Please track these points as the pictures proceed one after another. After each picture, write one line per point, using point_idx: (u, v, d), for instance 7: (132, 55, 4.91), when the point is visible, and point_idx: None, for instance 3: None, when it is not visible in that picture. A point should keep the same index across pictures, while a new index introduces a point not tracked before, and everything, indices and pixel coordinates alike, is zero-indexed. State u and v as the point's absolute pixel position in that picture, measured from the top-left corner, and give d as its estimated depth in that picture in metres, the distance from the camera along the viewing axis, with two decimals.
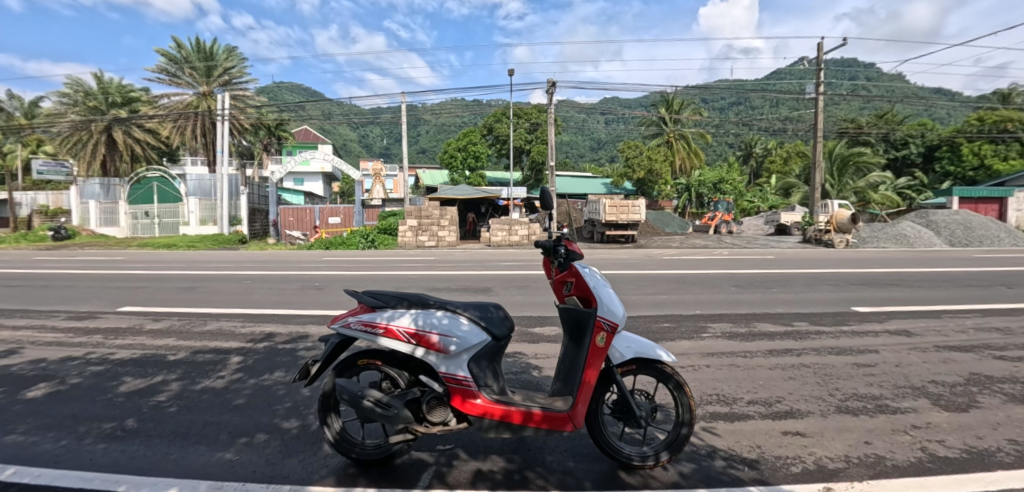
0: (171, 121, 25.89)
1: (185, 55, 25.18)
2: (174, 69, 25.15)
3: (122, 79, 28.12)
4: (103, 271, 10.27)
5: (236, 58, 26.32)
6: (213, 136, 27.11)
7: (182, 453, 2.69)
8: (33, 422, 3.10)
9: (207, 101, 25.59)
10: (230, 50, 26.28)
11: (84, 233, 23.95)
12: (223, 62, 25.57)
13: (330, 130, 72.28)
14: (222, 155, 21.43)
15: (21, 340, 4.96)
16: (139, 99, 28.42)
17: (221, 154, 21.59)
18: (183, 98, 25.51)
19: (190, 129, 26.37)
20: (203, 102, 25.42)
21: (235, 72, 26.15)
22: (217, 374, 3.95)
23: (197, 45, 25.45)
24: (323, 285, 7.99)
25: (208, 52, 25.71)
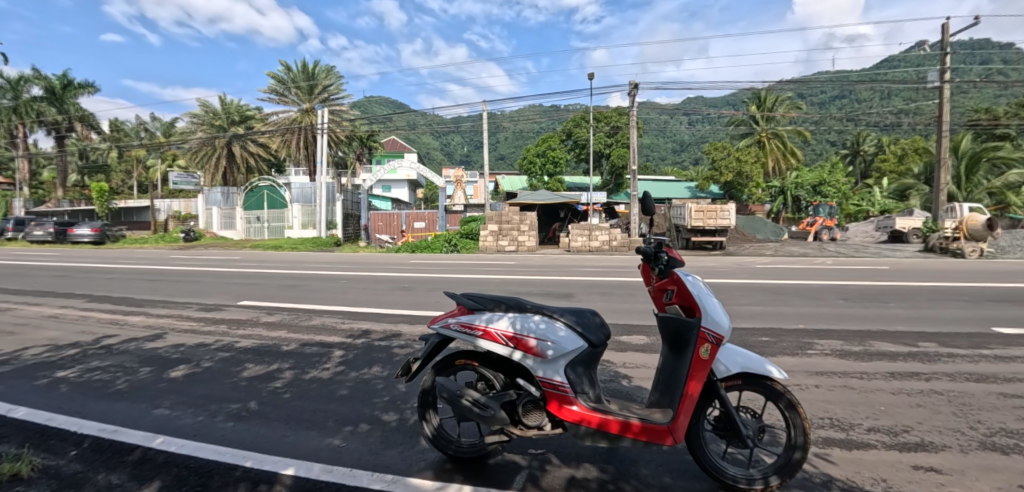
0: (280, 135, 28.94)
1: (291, 76, 27.92)
2: (283, 89, 27.94)
3: (240, 100, 31.95)
4: (229, 268, 11.76)
5: (334, 76, 28.72)
6: (313, 148, 29.81)
7: (296, 436, 2.96)
8: (177, 398, 3.60)
9: (309, 116, 28.24)
10: (329, 69, 28.71)
11: (208, 235, 27.47)
12: (323, 81, 28.09)
13: (415, 140, 76.54)
14: (319, 165, 23.31)
15: (165, 327, 5.79)
16: (253, 116, 32.11)
17: (321, 164, 23.57)
18: (289, 114, 28.38)
19: (294, 142, 29.27)
20: (306, 117, 28.10)
21: (333, 89, 28.61)
22: (323, 365, 4.31)
23: (301, 66, 28.08)
24: (412, 286, 8.44)
25: (310, 72, 28.34)
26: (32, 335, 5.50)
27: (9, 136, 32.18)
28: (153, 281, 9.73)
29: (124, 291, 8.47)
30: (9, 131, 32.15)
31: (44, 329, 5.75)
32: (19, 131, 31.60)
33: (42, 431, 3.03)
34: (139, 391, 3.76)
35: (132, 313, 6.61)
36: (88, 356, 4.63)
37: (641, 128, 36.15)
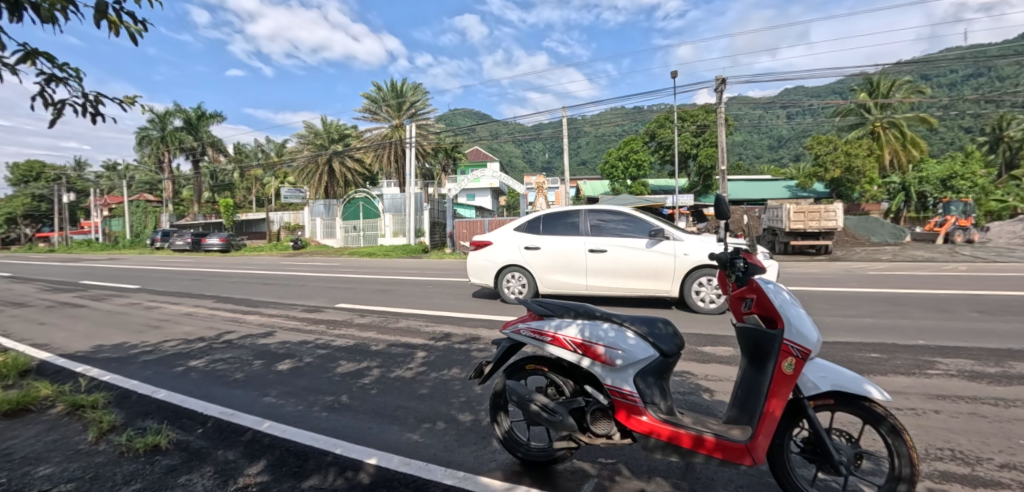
0: (374, 151, 31.29)
1: (382, 95, 30.13)
2: (375, 108, 30.23)
3: (338, 120, 35.13)
4: (330, 273, 13.00)
5: (421, 92, 30.50)
6: (402, 161, 31.85)
7: (380, 428, 3.20)
8: (282, 388, 4.06)
9: (398, 131, 30.30)
10: (416, 86, 30.51)
11: (313, 243, 30.52)
12: (410, 98, 30.00)
13: (497, 149, 78.76)
14: (407, 178, 24.82)
15: (275, 325, 6.56)
16: (349, 134, 35.17)
17: (410, 176, 25.01)
18: (381, 131, 30.62)
19: (386, 156, 31.48)
20: (395, 133, 30.20)
21: (420, 105, 30.41)
22: (407, 365, 4.59)
23: (391, 85, 30.16)
24: (493, 292, 8.69)
25: (399, 91, 30.36)
26: (173, 329, 6.53)
27: (160, 161, 38.31)
28: (268, 284, 11.06)
29: (245, 293, 9.72)
30: (161, 157, 38.35)
31: (182, 325, 6.80)
32: (168, 157, 37.54)
33: (177, 411, 3.59)
34: (252, 381, 4.29)
35: (250, 312, 7.57)
36: (214, 349, 5.39)
37: (731, 125, 33.85)
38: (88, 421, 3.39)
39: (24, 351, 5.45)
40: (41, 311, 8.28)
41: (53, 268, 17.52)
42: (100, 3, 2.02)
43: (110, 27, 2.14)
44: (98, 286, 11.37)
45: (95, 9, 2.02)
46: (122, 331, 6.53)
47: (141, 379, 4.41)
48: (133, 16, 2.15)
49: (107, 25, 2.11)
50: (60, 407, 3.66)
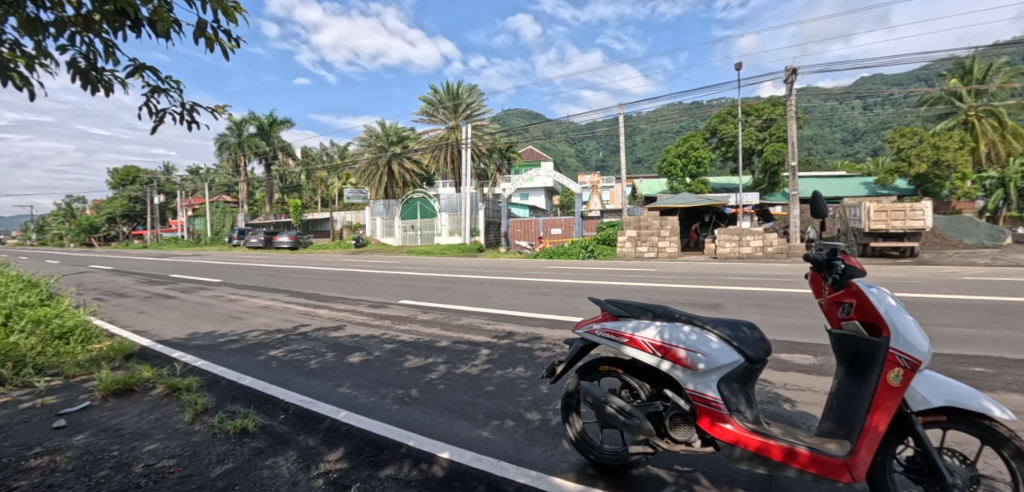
0: (431, 152, 32.04)
1: (439, 98, 30.94)
2: (432, 110, 31.07)
3: (397, 123, 36.46)
4: (393, 271, 13.50)
5: (476, 94, 31.02)
6: (457, 161, 32.56)
7: (450, 424, 3.28)
8: (355, 380, 4.25)
9: (454, 132, 30.92)
10: (471, 88, 31.06)
11: (374, 242, 31.91)
12: (466, 99, 30.62)
13: (550, 148, 78.64)
14: (463, 178, 25.26)
15: (345, 319, 6.90)
16: (407, 136, 36.47)
17: (466, 177, 25.39)
18: (438, 132, 31.40)
19: (443, 157, 32.30)
20: (452, 134, 30.84)
21: (475, 106, 30.92)
22: (472, 362, 4.67)
23: (447, 88, 30.84)
24: (552, 291, 8.65)
25: (454, 93, 30.99)
26: (253, 320, 7.05)
27: (237, 165, 41.43)
28: (336, 280, 11.68)
29: (315, 288, 10.32)
30: (237, 162, 41.49)
31: (261, 317, 7.30)
32: (243, 161, 40.60)
33: (262, 397, 3.86)
34: (327, 371, 4.54)
35: (321, 306, 8.01)
36: (291, 340, 5.76)
37: (801, 118, 31.71)
38: (184, 403, 3.72)
39: (128, 337, 6.08)
40: (142, 301, 9.22)
41: (150, 262, 19.50)
42: (200, 22, 2.21)
43: (208, 42, 2.34)
44: (188, 280, 12.50)
45: (196, 26, 2.21)
46: (210, 320, 7.15)
47: (228, 366, 4.79)
48: (227, 32, 2.35)
49: (206, 41, 2.31)
50: (160, 388, 4.05)
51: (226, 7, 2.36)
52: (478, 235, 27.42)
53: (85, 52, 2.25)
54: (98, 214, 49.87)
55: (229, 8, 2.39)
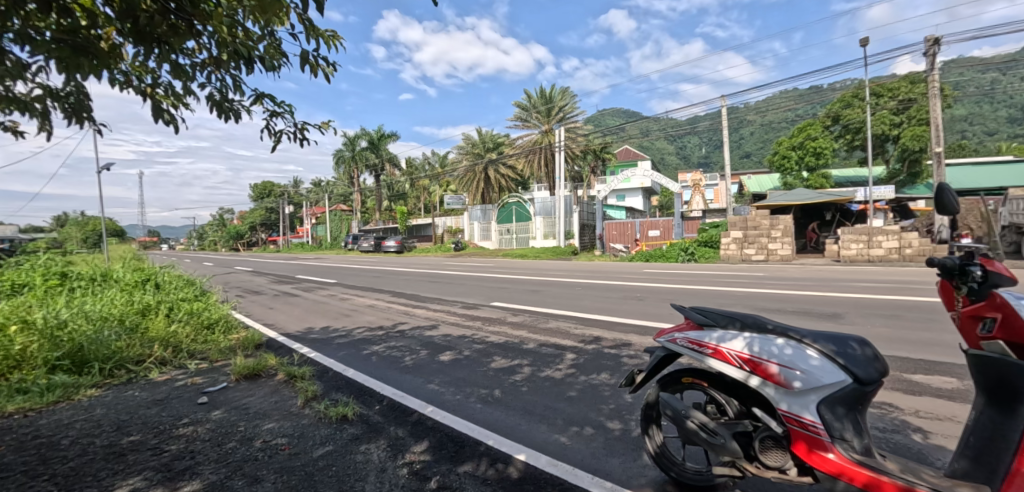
0: (525, 157, 32.52)
1: (532, 102, 31.30)
2: (526, 115, 31.59)
3: (492, 130, 37.65)
4: (486, 274, 13.99)
5: (569, 96, 30.94)
6: (551, 164, 32.63)
7: (529, 426, 3.30)
8: (443, 378, 4.48)
9: (548, 136, 31.11)
10: (564, 90, 31.04)
11: (472, 245, 33.34)
12: (559, 102, 30.68)
13: (647, 147, 75.68)
14: (557, 181, 25.25)
15: (439, 319, 7.30)
16: (502, 142, 37.50)
17: (559, 180, 25.36)
18: (531, 137, 31.78)
19: (537, 161, 32.60)
20: (545, 138, 31.05)
21: (568, 108, 30.89)
22: (556, 365, 4.66)
23: (540, 92, 31.13)
24: (644, 296, 8.31)
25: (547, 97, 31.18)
26: (361, 318, 7.77)
27: (352, 177, 45.93)
28: (433, 282, 12.41)
29: (415, 289, 11.06)
30: (352, 174, 46.01)
31: (367, 315, 8.01)
32: (357, 174, 44.93)
33: (361, 388, 4.23)
34: (420, 367, 4.84)
35: (419, 306, 8.56)
36: (389, 337, 6.24)
37: (953, 96, 26.78)
38: (298, 389, 4.21)
39: (261, 329, 7.07)
40: (273, 298, 10.63)
41: (282, 265, 22.39)
42: (303, 52, 2.52)
43: (312, 71, 2.67)
44: (309, 280, 14.13)
45: (301, 57, 2.53)
46: (325, 316, 8.02)
47: (336, 358, 5.33)
48: (326, 58, 2.66)
49: (311, 68, 2.63)
50: (280, 375, 4.64)
51: (323, 37, 2.67)
52: (572, 238, 27.17)
53: (222, 88, 2.71)
54: (244, 223, 58.55)
55: (325, 38, 2.71)
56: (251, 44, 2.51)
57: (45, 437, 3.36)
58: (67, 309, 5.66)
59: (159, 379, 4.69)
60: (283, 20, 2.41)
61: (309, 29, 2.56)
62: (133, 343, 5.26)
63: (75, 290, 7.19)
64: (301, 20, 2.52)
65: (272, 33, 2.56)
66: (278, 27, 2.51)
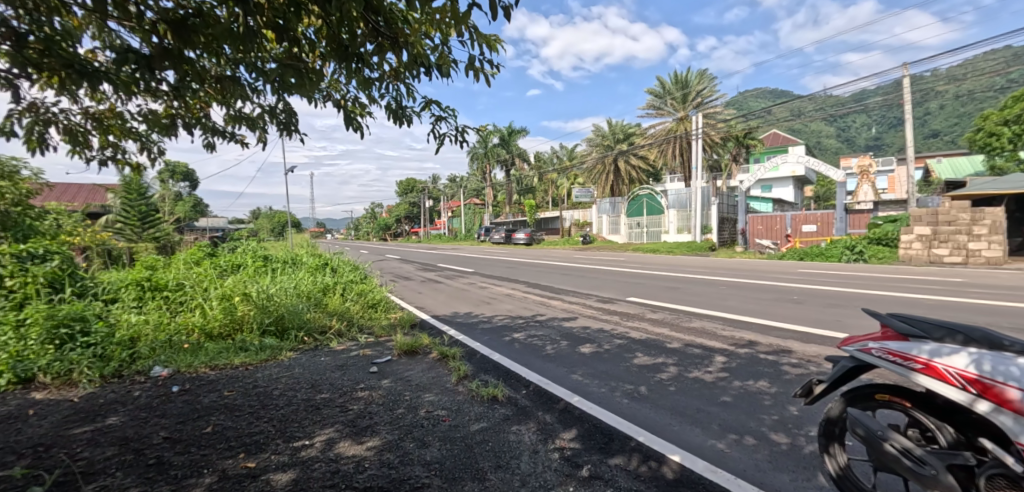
0: (656, 147, 31.02)
1: (666, 88, 29.76)
2: (659, 103, 30.04)
3: (623, 121, 36.60)
4: (619, 268, 13.70)
5: (707, 79, 28.75)
6: (687, 154, 30.60)
7: (681, 428, 3.17)
8: (586, 369, 4.53)
9: (683, 123, 29.19)
10: (702, 73, 28.92)
11: (600, 239, 32.98)
12: (696, 86, 28.74)
13: (800, 131, 66.72)
14: (693, 171, 23.66)
15: (576, 311, 7.39)
16: (633, 133, 36.40)
17: (695, 169, 23.69)
18: (665, 125, 30.16)
19: (670, 151, 30.83)
20: (680, 125, 29.18)
21: (706, 92, 28.80)
22: (706, 368, 4.39)
23: (675, 77, 29.47)
24: (804, 299, 7.37)
25: (683, 81, 29.32)
26: (501, 306, 8.22)
27: (484, 173, 48.67)
28: (566, 275, 12.58)
29: (550, 281, 11.34)
30: (485, 170, 48.82)
31: (507, 304, 8.43)
32: (489, 169, 47.58)
33: (508, 372, 4.48)
34: (562, 358, 4.96)
35: (554, 298, 8.75)
36: (529, 326, 6.50)
37: None
38: (452, 367, 4.61)
39: (415, 311, 7.90)
40: (422, 284, 11.83)
41: (427, 254, 24.77)
42: (470, 59, 2.72)
43: (476, 76, 2.88)
44: (452, 269, 15.37)
45: (468, 63, 2.73)
46: (469, 303, 8.67)
47: (483, 342, 5.72)
48: (490, 63, 2.85)
49: (476, 72, 2.83)
50: (435, 353, 5.13)
51: (489, 44, 2.86)
52: (709, 233, 25.25)
53: (398, 97, 3.09)
54: (392, 216, 65.88)
55: (490, 45, 2.89)
56: (427, 57, 2.79)
57: (262, 388, 4.19)
58: (272, 285, 6.98)
59: (339, 348, 5.53)
60: (457, 32, 2.62)
61: (478, 39, 2.75)
62: (318, 316, 6.27)
63: (275, 270, 8.83)
64: (469, 30, 2.72)
65: (445, 44, 2.81)
66: (449, 39, 2.75)
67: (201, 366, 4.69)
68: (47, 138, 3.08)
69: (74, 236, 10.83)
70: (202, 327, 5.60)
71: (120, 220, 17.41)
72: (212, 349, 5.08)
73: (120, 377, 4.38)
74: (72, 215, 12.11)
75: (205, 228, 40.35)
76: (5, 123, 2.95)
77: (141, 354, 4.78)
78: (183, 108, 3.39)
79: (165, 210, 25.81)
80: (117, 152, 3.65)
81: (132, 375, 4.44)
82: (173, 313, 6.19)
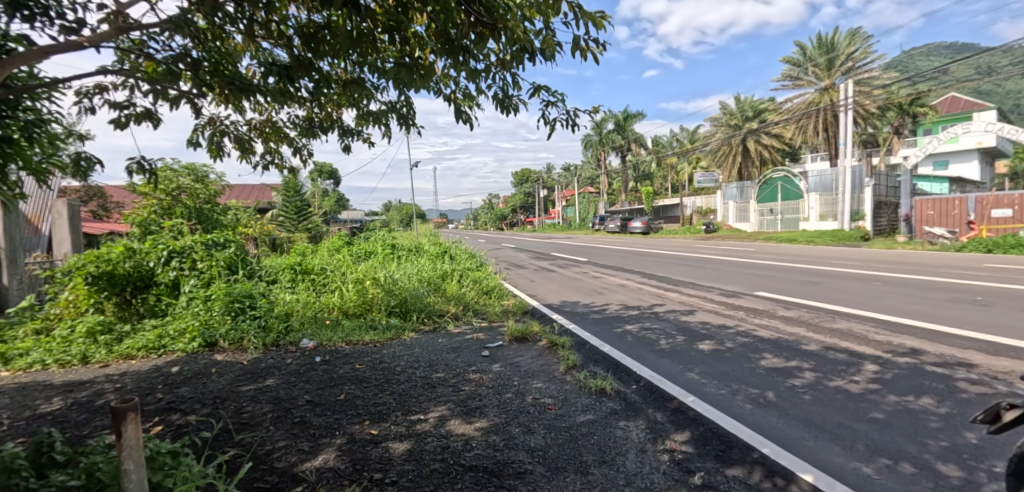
0: (794, 123, 27.40)
1: (807, 55, 26.05)
2: (797, 72, 26.46)
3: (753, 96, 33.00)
4: (748, 259, 12.43)
5: (861, 39, 24.43)
6: (834, 128, 26.52)
7: (816, 443, 2.75)
8: (704, 368, 4.18)
9: (829, 93, 25.31)
10: (854, 32, 24.64)
11: (725, 227, 30.36)
12: (845, 49, 24.62)
13: (998, 91, 53.58)
14: (840, 148, 20.48)
15: (695, 305, 6.88)
16: (766, 109, 32.64)
17: (843, 146, 20.45)
18: (805, 97, 26.49)
19: (811, 127, 27.01)
20: (824, 97, 25.39)
21: (859, 55, 24.53)
22: (851, 377, 3.76)
23: (819, 40, 25.59)
24: (998, 301, 5.90)
25: (829, 44, 25.33)
26: (613, 296, 8.01)
27: (598, 160, 47.79)
28: (684, 265, 11.81)
29: (667, 272, 10.73)
30: (599, 156, 47.89)
31: (619, 294, 8.19)
32: (604, 155, 46.55)
33: (617, 365, 4.33)
34: (677, 353, 4.65)
35: (671, 290, 8.26)
36: (643, 318, 6.22)
37: None
38: (561, 356, 4.60)
39: (526, 298, 8.07)
40: (534, 272, 12.05)
41: (541, 243, 25.13)
42: (575, 39, 2.62)
43: (582, 56, 2.77)
44: (565, 257, 15.40)
45: (573, 43, 2.64)
46: (581, 292, 8.60)
47: (593, 332, 5.63)
48: (596, 41, 2.70)
49: (580, 52, 2.72)
50: (545, 341, 5.17)
51: (594, 20, 2.72)
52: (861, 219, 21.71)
53: (505, 86, 3.12)
54: (507, 206, 68.27)
55: (595, 20, 2.75)
56: (529, 40, 2.75)
57: (387, 364, 4.62)
58: (398, 271, 7.66)
59: (455, 331, 5.88)
60: (559, 12, 2.55)
61: (582, 16, 2.63)
62: (437, 300, 6.73)
63: (402, 257, 9.69)
64: (573, 9, 2.62)
65: (549, 27, 2.75)
66: (553, 20, 2.68)
67: (339, 341, 5.33)
68: (222, 146, 3.72)
69: (248, 227, 13.06)
70: (340, 306, 6.37)
71: (282, 213, 20.63)
72: (347, 327, 5.75)
73: (277, 346, 5.18)
74: (249, 209, 14.64)
75: (349, 220, 46.01)
76: (194, 136, 3.63)
77: (293, 327, 5.60)
78: (320, 113, 3.83)
79: (318, 204, 30.02)
80: (275, 157, 4.26)
81: (286, 344, 5.22)
82: (319, 293, 7.14)
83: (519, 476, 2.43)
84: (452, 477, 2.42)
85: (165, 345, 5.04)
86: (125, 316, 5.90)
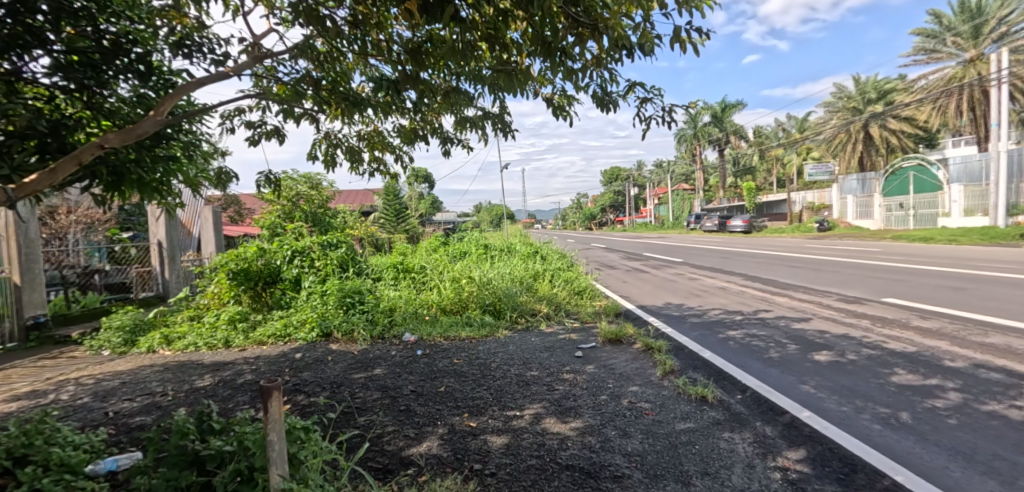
0: (930, 103, 23.63)
1: (947, 23, 22.36)
2: (933, 44, 22.87)
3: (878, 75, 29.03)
4: (875, 260, 10.92)
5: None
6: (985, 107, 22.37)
7: (966, 475, 2.35)
8: (822, 381, 3.76)
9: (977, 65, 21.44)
10: None
11: (842, 225, 27.07)
12: (994, 14, 20.43)
13: None
14: (992, 129, 17.32)
15: (809, 311, 6.22)
16: (895, 89, 28.53)
17: (996, 127, 17.27)
18: (944, 73, 22.77)
19: (954, 106, 23.11)
20: (970, 70, 21.61)
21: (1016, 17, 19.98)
22: (1014, 401, 3.14)
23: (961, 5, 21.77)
24: None
25: (974, 8, 21.51)
26: (713, 299, 7.53)
27: (693, 154, 45.17)
28: (795, 267, 10.71)
29: (774, 274, 9.83)
30: (694, 151, 45.24)
31: (719, 297, 7.67)
32: (699, 150, 43.90)
33: (720, 373, 4.06)
34: (789, 364, 4.24)
35: (780, 294, 7.55)
36: (748, 324, 5.77)
37: None
38: (658, 360, 4.42)
39: (618, 300, 7.89)
40: (626, 273, 11.73)
41: (632, 243, 24.33)
42: (677, 29, 2.51)
43: (684, 47, 2.64)
44: (659, 258, 14.76)
45: (676, 34, 2.53)
46: (677, 294, 8.21)
47: (692, 337, 5.34)
48: (700, 29, 2.57)
49: (681, 44, 2.59)
50: (640, 344, 5.01)
51: (697, 8, 2.59)
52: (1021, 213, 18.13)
53: (603, 84, 3.08)
54: (595, 205, 67.11)
55: (699, 4, 2.61)
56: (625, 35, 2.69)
57: (483, 360, 4.78)
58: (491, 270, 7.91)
59: (548, 331, 5.93)
60: (661, 1, 2.46)
61: (685, 3, 2.51)
62: (529, 299, 6.84)
63: (495, 257, 9.99)
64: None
65: (649, 18, 2.65)
66: (652, 11, 2.58)
67: (438, 336, 5.64)
68: (336, 156, 4.13)
69: (355, 229, 14.30)
70: (438, 303, 6.73)
71: (384, 216, 22.30)
72: (446, 323, 6.06)
73: (383, 338, 5.61)
74: (358, 213, 16.06)
75: (441, 221, 48.41)
76: (313, 149, 4.07)
77: (396, 321, 6.02)
78: (419, 122, 4.09)
79: (416, 207, 31.92)
80: (380, 164, 4.62)
81: (390, 337, 5.63)
82: (419, 290, 7.61)
83: (616, 480, 2.38)
84: (548, 474, 2.44)
85: (290, 333, 5.70)
86: (257, 306, 6.78)
